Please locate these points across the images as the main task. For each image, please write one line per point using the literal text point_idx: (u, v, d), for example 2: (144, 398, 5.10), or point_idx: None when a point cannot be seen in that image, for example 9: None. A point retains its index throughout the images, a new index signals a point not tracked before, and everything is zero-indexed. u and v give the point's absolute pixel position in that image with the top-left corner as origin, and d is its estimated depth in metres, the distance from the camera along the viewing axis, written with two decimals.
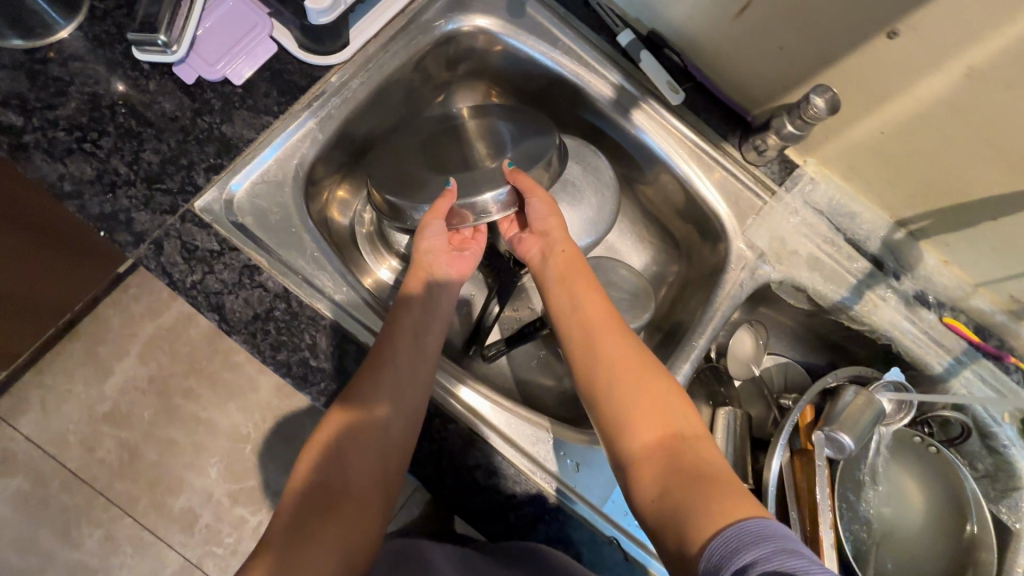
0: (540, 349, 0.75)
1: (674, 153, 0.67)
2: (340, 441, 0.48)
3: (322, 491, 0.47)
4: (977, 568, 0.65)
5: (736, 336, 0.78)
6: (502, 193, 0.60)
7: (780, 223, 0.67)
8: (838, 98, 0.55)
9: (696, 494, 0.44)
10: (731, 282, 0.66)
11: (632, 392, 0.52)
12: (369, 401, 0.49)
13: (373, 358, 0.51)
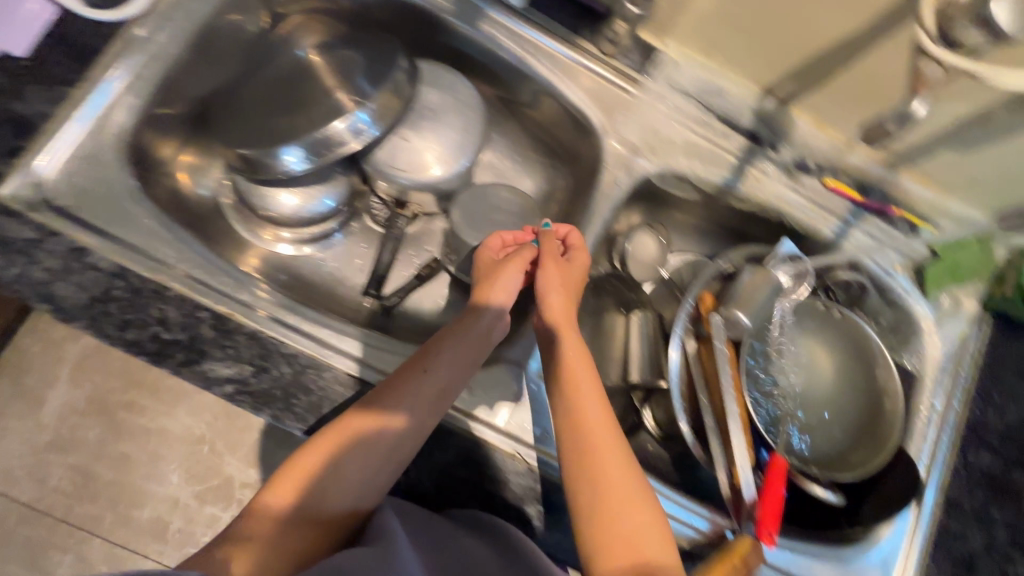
0: (443, 288, 0.73)
1: (530, 59, 0.64)
2: (336, 458, 0.47)
3: (306, 503, 0.46)
4: (886, 415, 0.67)
5: (637, 240, 0.77)
6: (354, 120, 0.57)
7: (649, 113, 0.65)
8: None
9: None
10: (609, 181, 0.64)
11: (615, 482, 0.47)
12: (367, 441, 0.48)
13: (375, 402, 0.48)
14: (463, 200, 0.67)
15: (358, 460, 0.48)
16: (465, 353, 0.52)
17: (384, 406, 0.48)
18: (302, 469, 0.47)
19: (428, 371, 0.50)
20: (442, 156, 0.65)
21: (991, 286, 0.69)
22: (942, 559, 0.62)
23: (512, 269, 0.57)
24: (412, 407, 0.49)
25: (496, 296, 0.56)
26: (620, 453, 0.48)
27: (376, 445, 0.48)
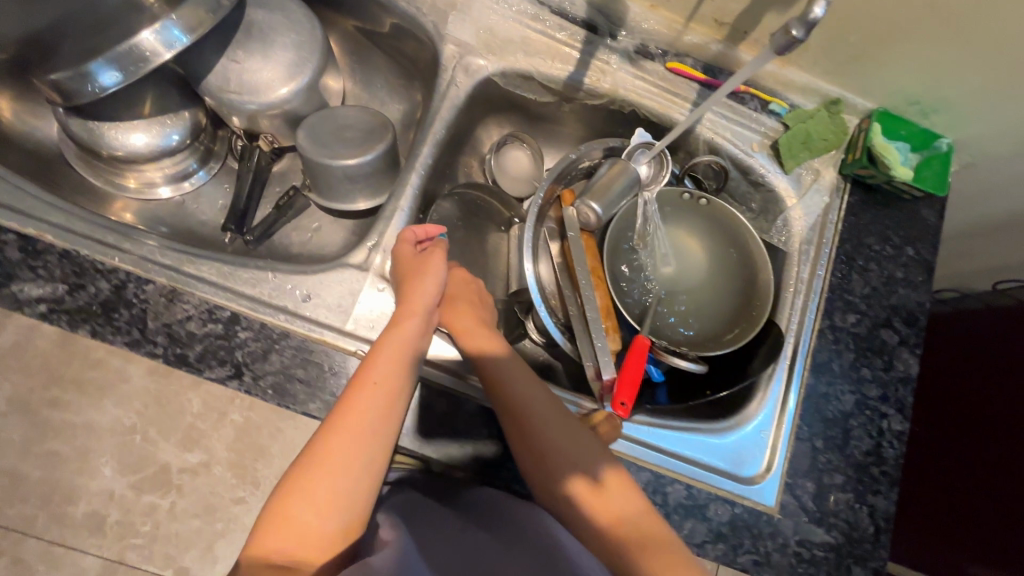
0: (313, 221, 0.74)
1: None
2: (322, 492, 0.43)
3: (317, 544, 0.42)
4: (760, 293, 0.67)
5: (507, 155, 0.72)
6: (158, 27, 0.55)
7: (481, 14, 0.65)
8: None
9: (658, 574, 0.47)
10: (448, 85, 0.64)
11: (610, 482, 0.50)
12: (344, 464, 0.44)
13: (337, 425, 0.45)
14: (310, 123, 0.67)
15: (346, 485, 0.44)
16: (398, 351, 0.50)
17: (352, 426, 0.45)
18: (291, 520, 0.42)
19: (377, 382, 0.48)
20: (279, 76, 0.64)
21: (846, 153, 0.70)
22: (811, 419, 0.63)
23: (425, 265, 0.55)
24: (375, 411, 0.47)
25: (429, 289, 0.54)
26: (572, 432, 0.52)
27: (359, 461, 0.45)
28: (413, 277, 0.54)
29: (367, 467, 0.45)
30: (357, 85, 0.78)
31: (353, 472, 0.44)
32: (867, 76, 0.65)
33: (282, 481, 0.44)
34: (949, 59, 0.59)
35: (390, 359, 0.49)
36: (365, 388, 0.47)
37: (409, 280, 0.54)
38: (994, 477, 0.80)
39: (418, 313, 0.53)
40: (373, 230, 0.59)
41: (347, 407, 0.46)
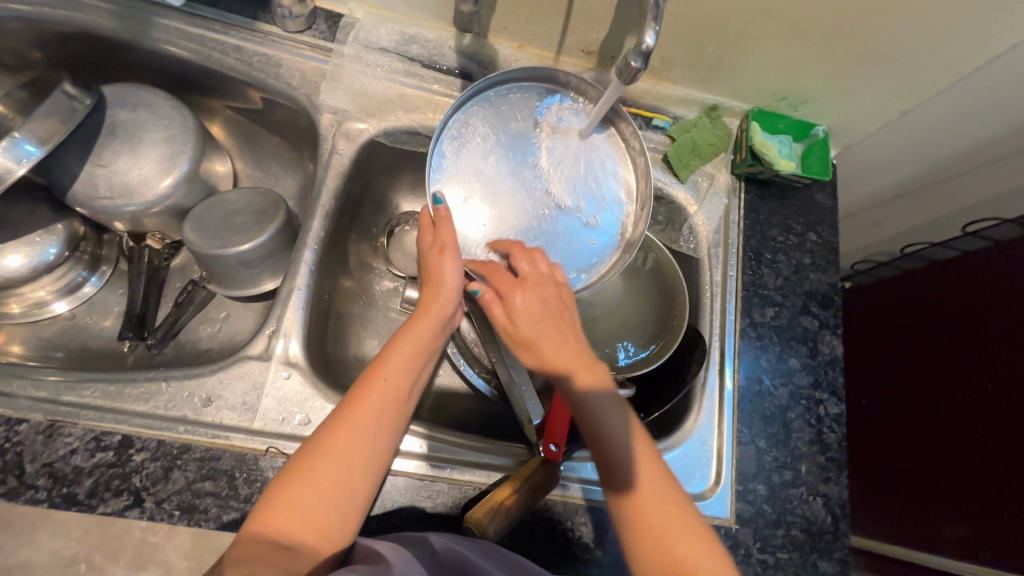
0: (220, 310, 0.71)
1: (215, 56, 0.62)
2: (324, 478, 0.42)
3: (313, 532, 0.41)
4: (675, 297, 0.67)
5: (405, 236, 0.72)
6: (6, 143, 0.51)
7: (353, 78, 0.64)
8: None
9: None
10: (330, 154, 0.63)
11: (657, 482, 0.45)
12: (350, 454, 0.44)
13: (339, 424, 0.44)
14: (195, 214, 0.64)
15: (353, 480, 0.43)
16: (415, 343, 0.50)
17: (360, 419, 0.45)
18: (291, 504, 0.41)
19: (388, 379, 0.47)
20: (154, 172, 0.62)
21: (734, 154, 0.72)
22: (749, 420, 0.63)
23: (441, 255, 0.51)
24: (385, 411, 0.46)
25: (445, 283, 0.51)
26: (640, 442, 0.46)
27: (363, 457, 0.44)
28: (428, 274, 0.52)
29: (370, 462, 0.44)
30: (248, 164, 0.76)
31: (359, 466, 0.44)
32: (735, 81, 0.67)
33: (291, 461, 0.44)
34: (802, 58, 0.62)
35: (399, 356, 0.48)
36: (374, 384, 0.46)
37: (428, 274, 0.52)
38: (940, 435, 0.83)
39: (429, 309, 0.52)
40: (271, 316, 0.56)
41: (369, 393, 0.46)
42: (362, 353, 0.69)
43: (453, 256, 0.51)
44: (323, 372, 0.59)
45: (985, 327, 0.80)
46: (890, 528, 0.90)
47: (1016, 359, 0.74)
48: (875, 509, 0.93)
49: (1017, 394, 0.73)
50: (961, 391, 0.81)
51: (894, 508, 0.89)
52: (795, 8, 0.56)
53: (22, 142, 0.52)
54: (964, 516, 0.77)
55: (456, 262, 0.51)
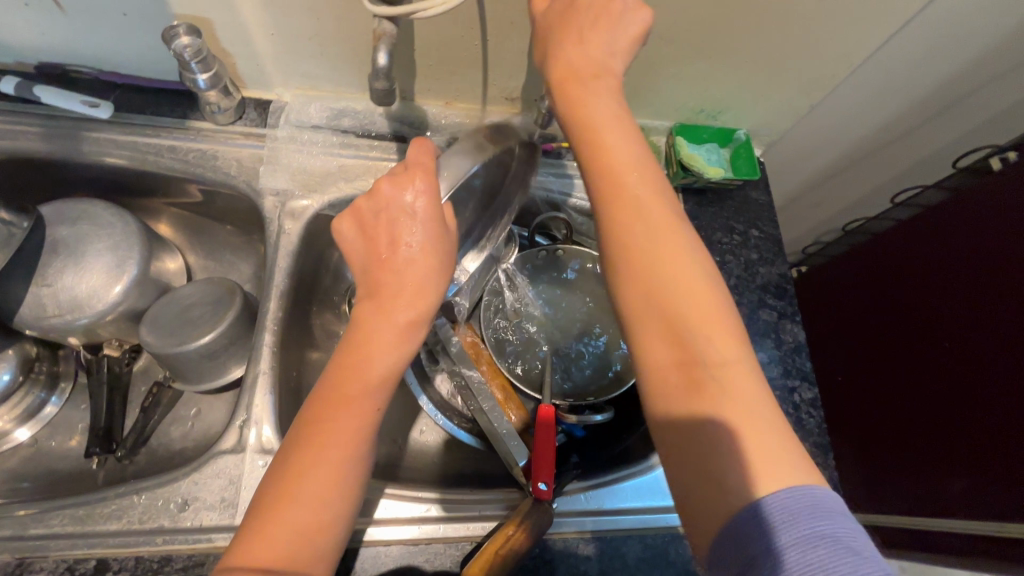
0: (189, 407, 0.69)
1: (150, 160, 0.64)
2: (313, 493, 0.39)
3: (300, 551, 0.38)
4: None
5: None
6: None
7: (291, 158, 0.66)
8: (204, 47, 0.55)
9: (701, 421, 0.36)
10: (277, 234, 0.64)
11: (674, 282, 0.40)
12: (332, 470, 0.40)
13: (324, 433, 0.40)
14: (152, 314, 0.64)
15: (335, 505, 0.40)
16: (397, 341, 0.43)
17: (340, 437, 0.40)
18: (277, 535, 0.38)
19: (380, 408, 0.42)
20: (103, 281, 0.61)
21: (667, 168, 0.75)
22: None
23: (431, 252, 0.42)
24: (372, 426, 0.42)
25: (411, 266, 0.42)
26: (671, 246, 0.41)
27: (345, 473, 0.40)
28: (391, 247, 0.42)
29: (352, 467, 0.41)
30: (200, 255, 0.76)
31: (344, 483, 0.40)
32: (652, 103, 0.71)
33: (270, 481, 0.40)
34: (711, 73, 0.67)
35: (389, 354, 0.43)
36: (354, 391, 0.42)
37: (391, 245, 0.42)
38: (931, 402, 0.84)
39: (398, 290, 0.42)
40: (240, 406, 0.56)
41: (345, 402, 0.41)
42: None
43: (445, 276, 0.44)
44: None
45: (940, 292, 0.84)
46: (887, 500, 0.90)
47: (980, 319, 0.78)
48: (871, 484, 0.94)
49: (985, 349, 0.77)
50: (941, 353, 0.83)
51: (889, 480, 0.90)
52: (692, 32, 0.60)
53: None
54: (961, 480, 0.78)
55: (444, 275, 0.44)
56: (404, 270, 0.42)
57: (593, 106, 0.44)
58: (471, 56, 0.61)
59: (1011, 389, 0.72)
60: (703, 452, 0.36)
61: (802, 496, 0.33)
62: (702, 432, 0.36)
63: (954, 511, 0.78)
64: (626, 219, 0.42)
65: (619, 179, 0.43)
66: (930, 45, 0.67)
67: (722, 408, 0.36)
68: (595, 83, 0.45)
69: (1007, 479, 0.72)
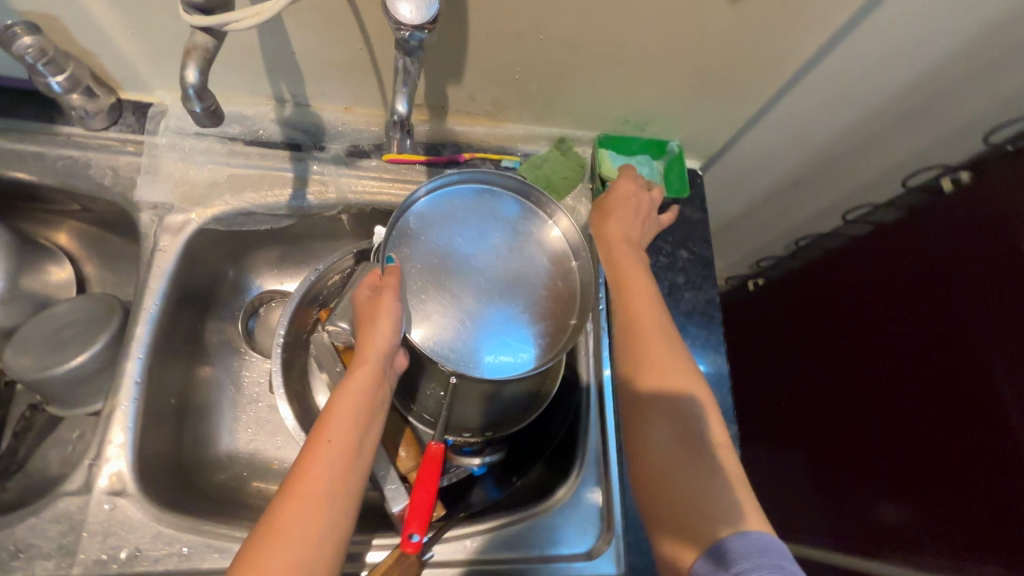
0: (71, 430, 0.65)
1: (13, 167, 0.58)
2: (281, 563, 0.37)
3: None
4: None
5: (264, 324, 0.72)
6: None
7: (172, 167, 0.61)
8: (48, 48, 0.50)
9: (684, 493, 0.43)
10: (152, 251, 0.59)
11: (664, 367, 0.47)
12: (303, 535, 0.39)
13: (296, 496, 0.40)
14: (21, 333, 0.60)
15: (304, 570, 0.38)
16: (351, 405, 0.45)
17: (311, 497, 0.40)
18: None
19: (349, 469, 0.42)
20: None
21: (591, 182, 0.70)
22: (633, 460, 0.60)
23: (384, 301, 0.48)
24: (343, 491, 0.42)
25: (383, 324, 0.48)
26: (662, 341, 0.48)
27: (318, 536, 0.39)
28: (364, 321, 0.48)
29: (326, 533, 0.40)
30: (92, 266, 0.71)
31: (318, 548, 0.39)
32: (572, 112, 0.66)
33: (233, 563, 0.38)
34: (630, 81, 0.61)
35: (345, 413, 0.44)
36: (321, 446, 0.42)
37: (365, 317, 0.49)
38: (875, 430, 0.79)
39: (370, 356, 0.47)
40: (94, 441, 0.52)
41: (317, 465, 0.41)
42: (235, 449, 0.66)
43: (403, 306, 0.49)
44: (165, 486, 0.54)
45: (889, 316, 0.79)
46: (830, 529, 0.86)
47: (925, 344, 0.73)
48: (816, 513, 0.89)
49: (930, 378, 0.71)
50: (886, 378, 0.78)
51: (835, 510, 0.86)
52: (600, 39, 0.54)
53: None
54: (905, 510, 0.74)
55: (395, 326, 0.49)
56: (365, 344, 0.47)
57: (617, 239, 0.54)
58: (357, 60, 0.56)
59: (959, 421, 0.67)
60: (684, 502, 0.42)
61: (751, 541, 0.38)
62: (682, 492, 0.43)
63: (901, 548, 0.74)
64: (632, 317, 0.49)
65: (628, 281, 0.51)
66: (877, 53, 0.61)
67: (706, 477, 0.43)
68: (620, 222, 0.55)
69: (952, 513, 0.67)
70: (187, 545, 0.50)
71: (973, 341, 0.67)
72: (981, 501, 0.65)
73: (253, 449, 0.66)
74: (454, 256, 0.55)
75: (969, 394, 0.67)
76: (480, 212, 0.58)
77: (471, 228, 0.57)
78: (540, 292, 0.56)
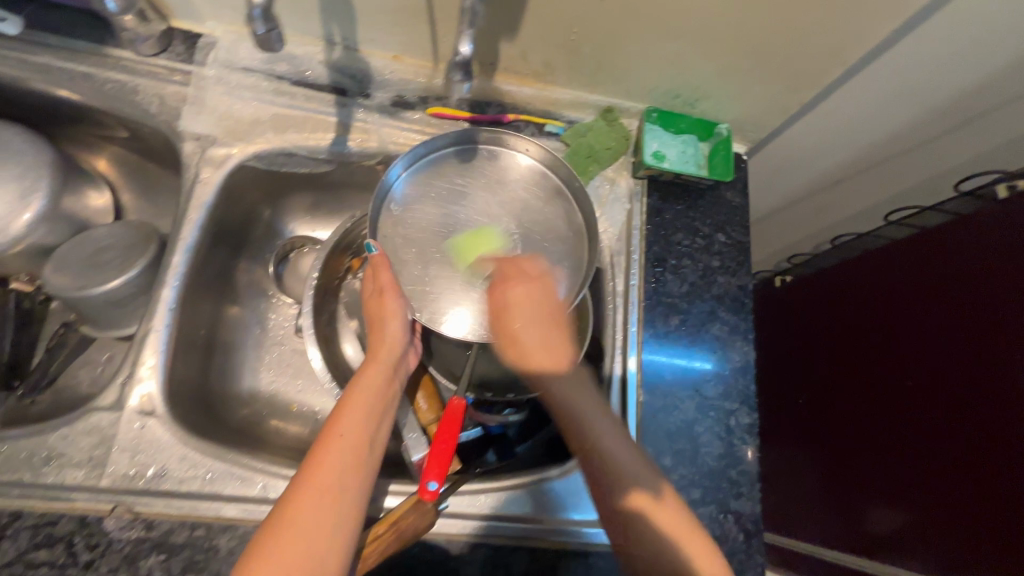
0: (100, 353, 0.67)
1: (61, 86, 0.58)
2: (295, 542, 0.40)
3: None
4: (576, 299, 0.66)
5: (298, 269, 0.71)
6: None
7: (218, 101, 0.61)
8: None
9: (667, 542, 0.47)
10: (193, 183, 0.59)
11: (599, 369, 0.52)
12: (319, 516, 0.41)
13: (312, 481, 0.43)
14: (60, 254, 0.61)
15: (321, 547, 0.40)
16: (363, 401, 0.49)
17: (321, 486, 0.43)
18: None
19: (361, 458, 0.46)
20: (9, 209, 0.58)
21: (634, 156, 0.69)
22: (652, 437, 0.60)
23: (390, 303, 0.53)
24: (356, 476, 0.45)
25: (394, 324, 0.53)
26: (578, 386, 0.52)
27: (335, 515, 0.42)
28: (374, 324, 0.53)
29: (342, 514, 0.43)
30: (133, 195, 0.72)
31: (335, 529, 0.42)
32: (623, 82, 0.64)
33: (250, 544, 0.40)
34: (688, 53, 0.58)
35: (356, 407, 0.48)
36: (337, 437, 0.46)
37: (375, 321, 0.53)
38: (888, 436, 0.79)
39: (382, 355, 0.52)
40: (125, 362, 0.53)
41: (332, 453, 0.45)
42: (257, 387, 0.67)
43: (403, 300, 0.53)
44: (190, 414, 0.55)
45: (916, 323, 0.77)
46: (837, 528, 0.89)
47: (948, 353, 0.71)
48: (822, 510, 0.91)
49: (951, 388, 0.71)
50: (905, 385, 0.77)
51: (840, 507, 0.88)
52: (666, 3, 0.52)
53: None
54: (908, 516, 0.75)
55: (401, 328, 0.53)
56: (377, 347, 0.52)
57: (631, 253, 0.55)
58: (412, 5, 0.54)
59: (975, 433, 0.67)
60: (662, 551, 0.47)
61: None
62: (655, 543, 0.48)
63: (902, 552, 0.76)
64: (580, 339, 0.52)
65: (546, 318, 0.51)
66: (952, 49, 0.58)
67: (683, 532, 0.48)
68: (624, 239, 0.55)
69: (956, 522, 0.68)
70: (210, 470, 0.51)
71: (993, 354, 0.65)
72: (992, 514, 0.64)
73: (274, 389, 0.68)
74: (438, 219, 0.58)
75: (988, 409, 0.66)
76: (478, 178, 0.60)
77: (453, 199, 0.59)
78: (528, 228, 0.59)
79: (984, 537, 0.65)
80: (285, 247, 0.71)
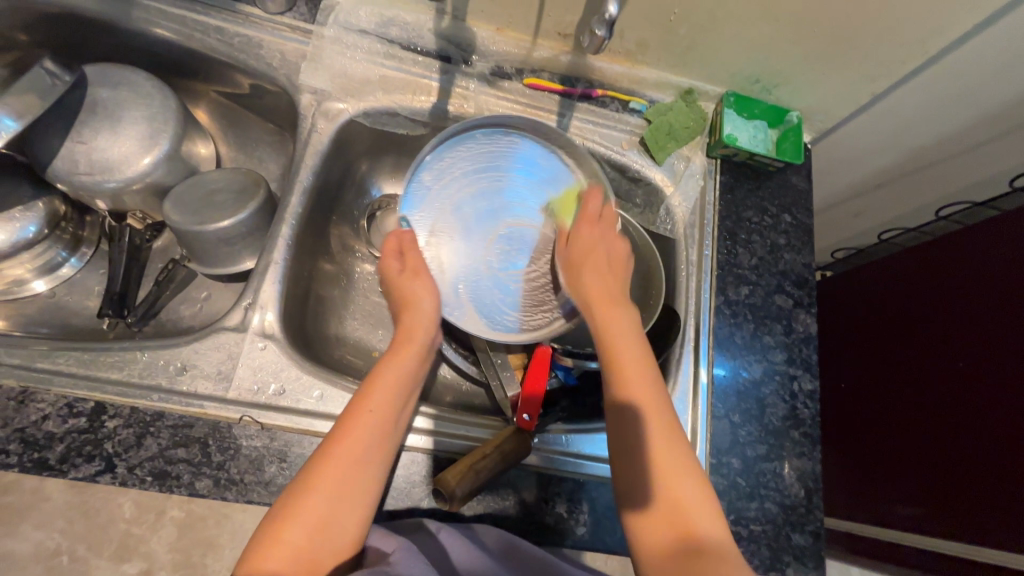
0: (199, 291, 0.71)
1: (197, 38, 0.64)
2: (317, 507, 0.42)
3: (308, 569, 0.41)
4: (651, 264, 0.69)
5: (387, 224, 0.74)
6: (9, 124, 0.52)
7: (334, 59, 0.65)
8: None
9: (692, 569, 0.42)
10: (309, 133, 0.64)
11: (641, 378, 0.49)
12: (338, 483, 0.43)
13: (335, 447, 0.45)
14: (177, 192, 0.64)
15: (339, 507, 0.43)
16: (396, 373, 0.49)
17: (345, 451, 0.44)
18: (286, 539, 0.41)
19: (386, 430, 0.47)
20: (134, 150, 0.62)
21: (709, 137, 0.73)
22: (722, 395, 0.64)
23: (417, 280, 0.55)
24: (380, 447, 0.46)
25: (423, 303, 0.54)
26: (643, 379, 0.49)
27: (355, 479, 0.44)
28: (406, 301, 0.54)
29: (365, 478, 0.45)
30: (232, 147, 0.76)
31: (355, 491, 0.44)
32: (707, 64, 0.68)
33: (277, 503, 0.43)
34: (775, 38, 0.63)
35: (389, 380, 0.49)
36: (364, 413, 0.46)
37: (406, 300, 0.54)
38: (912, 417, 0.83)
39: (415, 338, 0.52)
40: (247, 289, 0.57)
41: (355, 418, 0.46)
42: (343, 332, 0.71)
43: (425, 276, 0.55)
44: (298, 344, 0.60)
45: (950, 312, 0.81)
46: (851, 506, 0.92)
47: (980, 339, 0.76)
48: (836, 489, 0.95)
49: (979, 373, 0.75)
50: (934, 369, 0.81)
51: (857, 489, 0.91)
52: None
53: (21, 120, 0.53)
54: (926, 493, 0.79)
55: (428, 292, 0.54)
56: (411, 314, 0.53)
57: (609, 307, 0.53)
58: None
59: (1002, 413, 0.71)
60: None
61: None
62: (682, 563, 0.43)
63: (919, 528, 0.80)
64: (609, 331, 0.52)
65: (609, 304, 0.53)
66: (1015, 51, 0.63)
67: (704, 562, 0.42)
68: (602, 285, 0.55)
69: (975, 498, 0.73)
70: (323, 391, 0.55)
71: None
72: (1014, 487, 0.68)
73: (359, 336, 0.71)
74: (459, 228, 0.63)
75: (1012, 389, 0.70)
76: (434, 176, 0.62)
77: (512, 176, 0.65)
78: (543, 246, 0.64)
79: (1006, 511, 0.68)
80: (376, 205, 0.76)
